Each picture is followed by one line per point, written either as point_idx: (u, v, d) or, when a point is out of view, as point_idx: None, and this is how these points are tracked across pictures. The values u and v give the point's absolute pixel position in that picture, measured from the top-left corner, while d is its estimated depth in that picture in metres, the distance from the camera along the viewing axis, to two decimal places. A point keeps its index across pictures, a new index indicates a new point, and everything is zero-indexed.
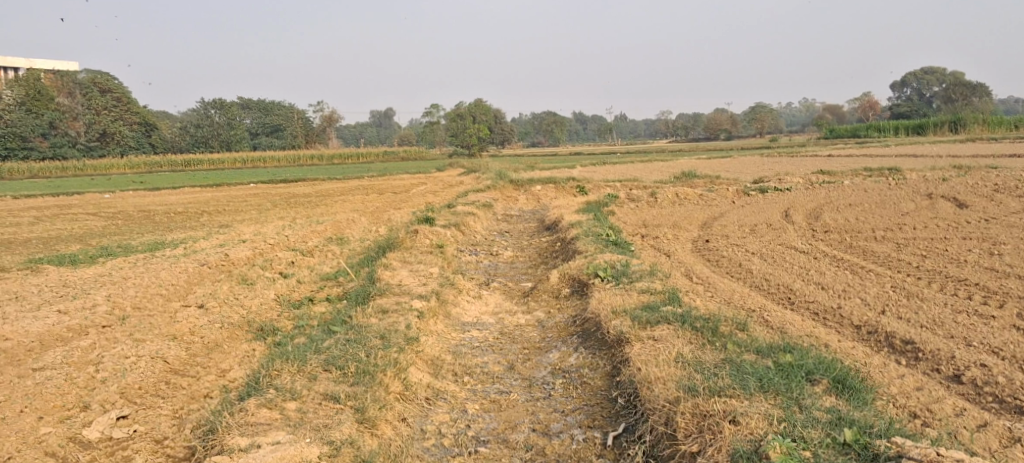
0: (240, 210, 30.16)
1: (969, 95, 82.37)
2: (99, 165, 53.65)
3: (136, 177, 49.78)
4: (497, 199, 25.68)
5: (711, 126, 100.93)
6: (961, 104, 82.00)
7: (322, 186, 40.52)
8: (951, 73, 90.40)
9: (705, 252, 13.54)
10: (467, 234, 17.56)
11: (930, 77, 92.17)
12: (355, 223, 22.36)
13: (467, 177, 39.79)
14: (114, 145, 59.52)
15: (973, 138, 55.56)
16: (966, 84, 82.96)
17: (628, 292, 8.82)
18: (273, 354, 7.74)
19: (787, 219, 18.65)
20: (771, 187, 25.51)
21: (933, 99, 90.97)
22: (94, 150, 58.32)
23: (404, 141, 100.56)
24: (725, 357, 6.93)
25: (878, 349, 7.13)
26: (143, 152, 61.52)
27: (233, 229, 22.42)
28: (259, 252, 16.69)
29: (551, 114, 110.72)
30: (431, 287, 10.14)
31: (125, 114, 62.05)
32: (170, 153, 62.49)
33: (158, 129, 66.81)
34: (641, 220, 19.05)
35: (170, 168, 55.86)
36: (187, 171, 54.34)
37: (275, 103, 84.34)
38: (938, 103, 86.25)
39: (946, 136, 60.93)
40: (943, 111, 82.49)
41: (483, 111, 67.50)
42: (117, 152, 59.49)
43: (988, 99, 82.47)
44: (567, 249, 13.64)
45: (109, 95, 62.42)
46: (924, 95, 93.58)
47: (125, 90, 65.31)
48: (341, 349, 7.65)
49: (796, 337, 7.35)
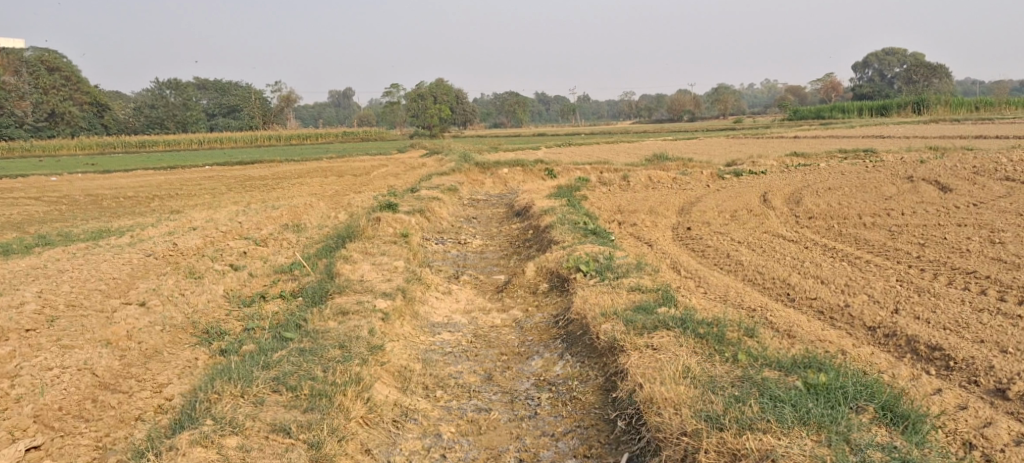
0: (195, 194, 28.85)
1: (927, 76, 83.37)
2: (48, 146, 51.58)
3: (87, 159, 47.97)
4: (463, 183, 24.74)
5: (674, 107, 100.80)
6: (920, 86, 82.84)
7: (281, 168, 39.19)
8: (910, 54, 91.09)
9: (687, 241, 12.79)
10: (434, 220, 16.62)
11: (890, 58, 92.83)
12: (315, 208, 21.29)
13: (431, 159, 38.72)
14: (64, 126, 57.34)
15: (934, 120, 55.87)
16: (926, 64, 83.67)
17: (616, 292, 8.01)
18: (216, 370, 6.78)
19: (766, 205, 18.02)
20: (744, 170, 24.92)
21: (892, 81, 91.74)
22: (43, 131, 56.26)
23: (365, 122, 98.94)
24: (736, 373, 6.16)
25: (912, 363, 6.45)
26: (95, 133, 59.70)
27: (185, 215, 21.16)
28: (211, 241, 15.57)
29: (513, 95, 109.75)
30: (397, 282, 9.19)
31: (76, 94, 59.78)
32: (123, 135, 60.41)
33: (110, 110, 64.52)
34: (614, 205, 18.27)
35: (124, 149, 53.92)
36: (143, 152, 52.57)
37: (232, 83, 82.14)
38: (899, 84, 86.94)
39: (907, 118, 61.29)
40: (903, 93, 83.17)
41: (445, 91, 66.29)
42: (68, 134, 57.54)
43: (947, 81, 83.32)
44: (541, 238, 12.77)
45: (58, 73, 60.18)
46: (884, 77, 94.23)
47: (74, 69, 63.04)
48: (295, 365, 6.71)
49: (810, 343, 6.67)
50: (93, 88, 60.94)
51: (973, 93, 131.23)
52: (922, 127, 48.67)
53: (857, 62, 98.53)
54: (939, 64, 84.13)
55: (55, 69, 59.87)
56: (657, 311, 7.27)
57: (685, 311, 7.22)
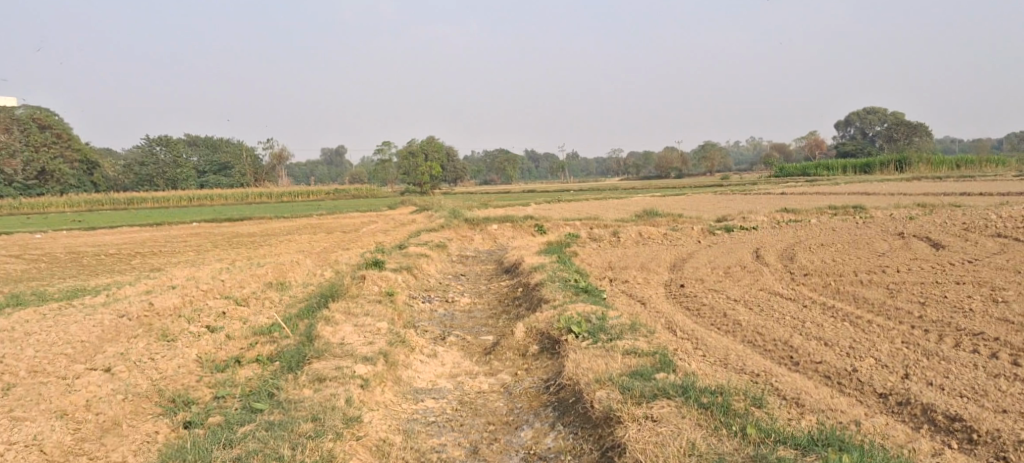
0: (179, 251, 28.37)
1: (910, 134, 84.22)
2: (35, 204, 51.16)
3: (74, 216, 47.55)
4: (452, 239, 24.37)
5: (662, 164, 101.37)
6: (904, 144, 83.63)
7: (268, 225, 38.80)
8: (893, 112, 92.17)
9: (682, 299, 12.35)
10: (420, 278, 16.17)
11: (872, 117, 93.89)
12: (300, 265, 20.82)
13: (419, 215, 38.41)
14: (53, 184, 56.99)
15: (920, 177, 56.14)
16: (906, 123, 84.53)
17: (610, 356, 7.56)
18: (177, 447, 6.29)
19: (760, 261, 17.67)
20: (736, 226, 24.65)
21: (876, 138, 92.69)
22: (32, 189, 55.98)
23: (355, 179, 99.04)
24: (747, 452, 5.80)
25: (933, 437, 6.09)
26: (84, 191, 59.41)
27: (167, 273, 20.67)
28: (190, 301, 15.07)
29: (502, 152, 110.31)
30: (379, 345, 8.71)
31: (66, 152, 59.59)
32: (111, 192, 60.06)
33: (99, 167, 64.27)
34: (605, 262, 17.89)
35: (112, 207, 53.52)
36: (132, 209, 52.19)
37: (222, 140, 82.17)
38: (881, 142, 87.75)
39: (893, 174, 61.59)
40: (887, 150, 83.92)
41: (435, 148, 66.38)
42: (56, 191, 57.24)
43: (929, 139, 84.17)
44: (531, 296, 12.33)
45: (48, 131, 60.10)
46: (867, 134, 95.20)
47: (65, 126, 63.01)
48: (262, 442, 6.23)
49: (823, 415, 6.29)
50: (84, 145, 60.85)
51: (956, 149, 132.68)
52: (908, 184, 48.83)
53: (842, 119, 99.58)
54: (922, 122, 85.02)
55: (45, 127, 59.79)
56: (654, 378, 6.83)
57: (684, 377, 6.79)
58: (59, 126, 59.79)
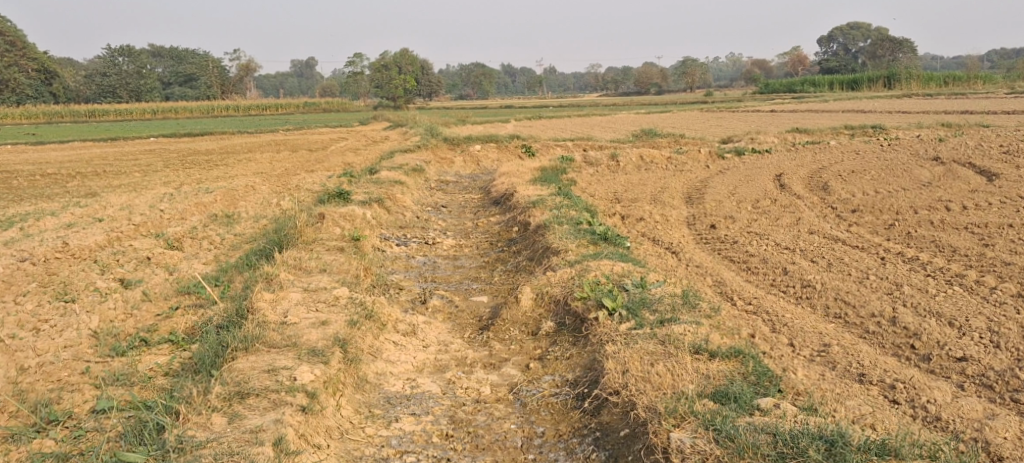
0: (125, 172, 25.47)
1: (893, 51, 81.62)
2: None
3: (30, 129, 44.23)
4: (430, 162, 21.70)
5: (641, 80, 97.92)
6: (887, 60, 81.05)
7: (231, 141, 35.80)
8: (876, 27, 89.20)
9: (720, 246, 10.03)
10: (394, 213, 13.61)
11: (855, 32, 90.63)
12: (257, 192, 18.14)
13: (394, 132, 35.48)
14: (9, 94, 53.26)
15: (910, 94, 53.87)
16: (890, 38, 81.77)
17: (668, 367, 5.41)
18: None
19: (788, 192, 15.29)
20: (746, 148, 22.26)
21: (858, 55, 89.99)
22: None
23: (327, 93, 95.01)
24: None
25: None
26: (43, 102, 55.57)
27: (103, 200, 17.93)
28: (116, 238, 12.44)
29: (478, 66, 106.22)
30: (333, 325, 6.29)
31: (21, 61, 55.56)
32: (71, 104, 56.38)
33: (59, 76, 60.22)
34: (608, 193, 15.46)
35: (73, 119, 50.04)
36: (92, 122, 48.66)
37: (188, 49, 77.65)
38: (865, 58, 85.04)
39: (881, 92, 59.20)
40: (870, 66, 81.36)
41: (409, 61, 62.80)
42: (13, 101, 53.35)
43: (913, 56, 81.67)
44: (534, 244, 9.91)
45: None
46: (849, 50, 92.23)
47: (18, 32, 58.65)
48: None
49: None
50: (40, 54, 56.74)
51: (936, 67, 130.16)
52: (900, 102, 46.56)
53: (824, 36, 96.55)
54: (905, 39, 82.31)
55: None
56: (762, 425, 4.81)
57: (811, 427, 4.75)
58: (12, 33, 55.43)
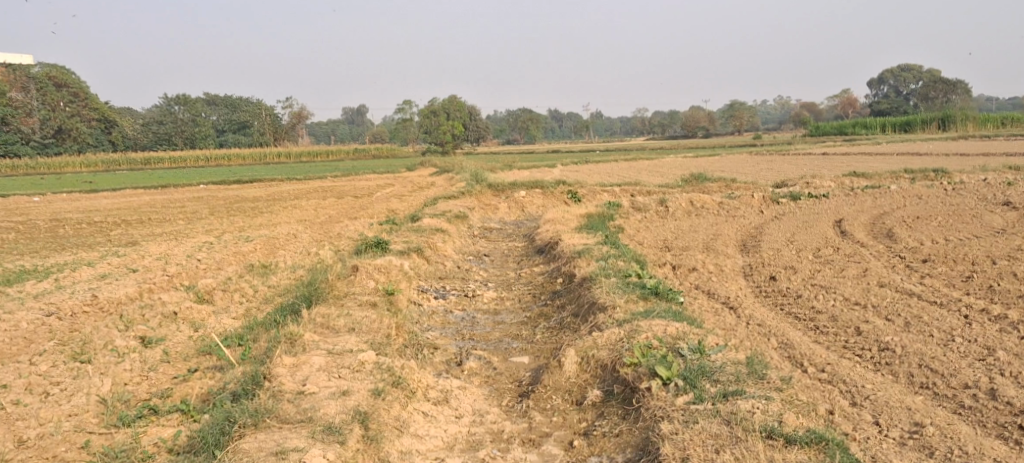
0: (172, 219, 25.54)
1: (946, 92, 79.66)
2: (53, 163, 49.15)
3: (88, 176, 45.20)
4: (473, 208, 21.21)
5: (688, 123, 97.10)
6: (940, 102, 79.10)
7: (279, 188, 35.94)
8: (927, 69, 87.45)
9: (781, 301, 9.26)
10: (434, 263, 13.07)
11: (906, 75, 88.92)
12: (297, 240, 17.80)
13: (440, 178, 35.26)
14: (71, 142, 54.78)
15: (966, 136, 52.22)
16: (942, 80, 79.93)
17: (734, 456, 4.73)
18: None
19: (849, 240, 14.38)
20: (802, 193, 21.36)
21: (910, 97, 88.16)
22: (49, 148, 53.58)
23: (376, 139, 95.98)
24: None
25: None
26: (104, 150, 56.82)
27: (145, 248, 17.80)
28: (149, 291, 12.10)
29: (525, 111, 106.56)
30: (354, 399, 5.70)
31: (82, 111, 57.17)
32: (129, 152, 57.69)
33: (119, 125, 61.84)
34: (658, 241, 14.74)
35: (130, 166, 51.09)
36: (148, 169, 49.52)
37: (242, 98, 79.20)
38: (917, 100, 83.16)
39: (936, 134, 57.52)
40: (922, 108, 79.48)
41: (456, 107, 63.03)
42: (75, 150, 54.72)
43: (967, 97, 79.62)
44: (579, 299, 9.24)
45: (63, 89, 57.46)
46: (899, 92, 90.37)
47: (81, 83, 60.56)
48: None
49: None
50: (101, 103, 58.32)
51: (992, 109, 126.73)
52: (957, 144, 45.05)
53: (874, 78, 94.86)
54: (959, 80, 80.32)
55: (61, 85, 57.19)
56: None
57: None
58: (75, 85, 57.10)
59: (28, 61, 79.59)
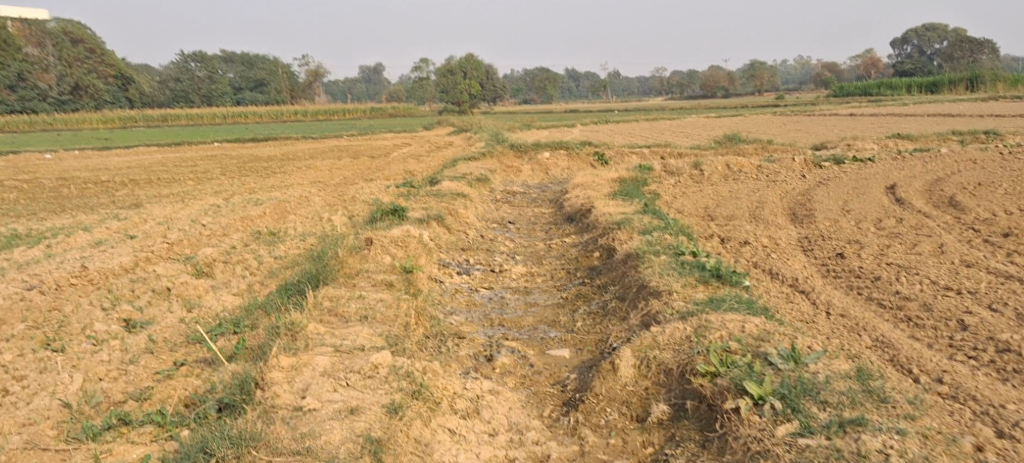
0: (181, 179, 24.48)
1: (973, 52, 77.05)
2: (70, 120, 48.28)
3: (104, 134, 44.25)
4: (495, 170, 19.96)
5: (709, 83, 94.74)
6: (966, 61, 76.51)
7: (293, 147, 34.78)
8: (955, 28, 84.68)
9: (857, 281, 8.06)
10: (456, 232, 11.94)
11: (930, 33, 86.23)
12: (309, 204, 16.66)
13: (458, 137, 33.99)
14: (88, 99, 53.82)
15: (998, 96, 50.19)
16: (970, 39, 77.25)
17: None
18: None
19: (909, 209, 13.05)
20: (846, 156, 19.93)
21: (935, 57, 85.56)
22: (65, 105, 52.60)
23: (393, 97, 94.49)
24: None
25: None
26: (121, 107, 55.55)
27: (149, 211, 16.75)
28: (144, 261, 10.99)
29: (543, 71, 104.50)
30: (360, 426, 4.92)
31: (98, 67, 56.05)
32: (145, 109, 56.62)
33: (135, 83, 60.75)
34: (699, 209, 13.52)
35: (146, 123, 50.09)
36: (164, 127, 48.40)
37: (257, 55, 77.67)
38: (942, 60, 80.62)
39: (966, 94, 55.44)
40: (947, 69, 77.00)
41: (474, 65, 61.46)
42: (91, 107, 53.64)
43: (995, 57, 77.03)
44: (624, 280, 8.08)
45: (79, 46, 56.07)
46: (925, 52, 87.67)
47: (97, 40, 59.37)
48: None
49: None
50: (117, 59, 57.05)
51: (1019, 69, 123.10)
52: (991, 105, 43.19)
53: (899, 38, 92.03)
54: (986, 39, 77.59)
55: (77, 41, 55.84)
56: None
57: None
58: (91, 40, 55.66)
59: (43, 16, 78.27)
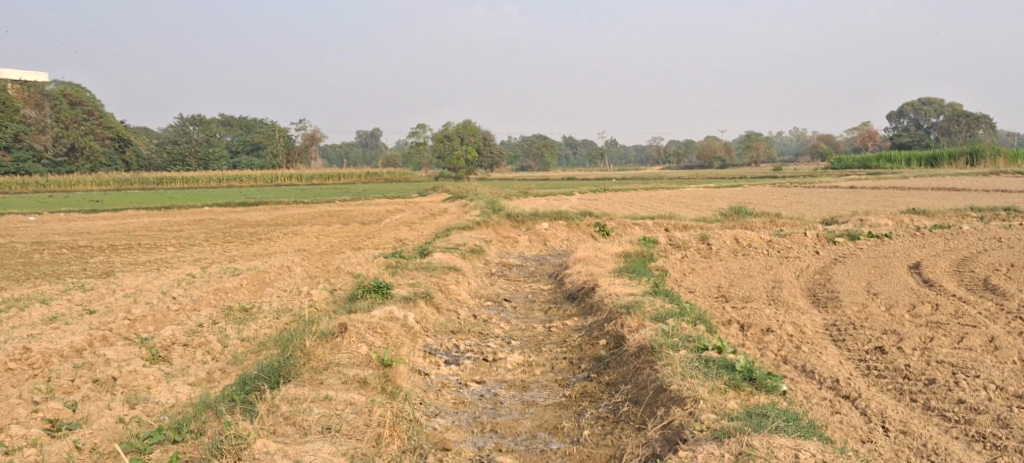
0: (164, 244, 23.41)
1: (967, 127, 77.13)
2: (63, 181, 47.47)
3: (96, 196, 43.37)
4: (490, 240, 18.97)
5: (705, 153, 94.72)
6: (961, 136, 76.51)
7: (284, 212, 33.86)
8: (949, 103, 85.10)
9: (908, 385, 7.01)
10: (446, 311, 10.84)
11: (924, 108, 86.62)
12: (291, 275, 15.58)
13: (454, 204, 33.13)
14: (84, 161, 53.14)
15: (996, 171, 49.77)
16: (964, 114, 77.42)
17: None
18: None
19: (939, 292, 12.03)
20: (860, 231, 19.01)
21: (931, 131, 85.81)
22: (61, 167, 51.95)
23: (391, 163, 94.25)
24: None
25: None
26: (116, 169, 54.95)
27: (120, 281, 15.65)
28: (97, 341, 9.84)
29: (541, 138, 104.66)
30: None
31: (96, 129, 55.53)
32: (141, 171, 55.93)
33: (132, 145, 60.22)
34: (711, 288, 12.47)
35: (141, 186, 49.28)
36: (158, 189, 47.70)
37: (256, 119, 77.49)
38: (936, 135, 80.73)
39: (963, 169, 55.07)
40: (942, 143, 76.97)
41: (471, 132, 61.30)
42: (87, 169, 52.97)
43: (989, 132, 77.15)
44: (636, 378, 7.02)
45: (79, 108, 55.60)
46: (920, 126, 87.89)
47: (97, 103, 59.05)
48: None
49: None
50: (116, 122, 56.54)
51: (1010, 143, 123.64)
52: (993, 180, 42.63)
53: (894, 112, 92.50)
54: (980, 115, 77.78)
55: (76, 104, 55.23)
56: None
57: None
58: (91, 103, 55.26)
59: (42, 78, 78.25)
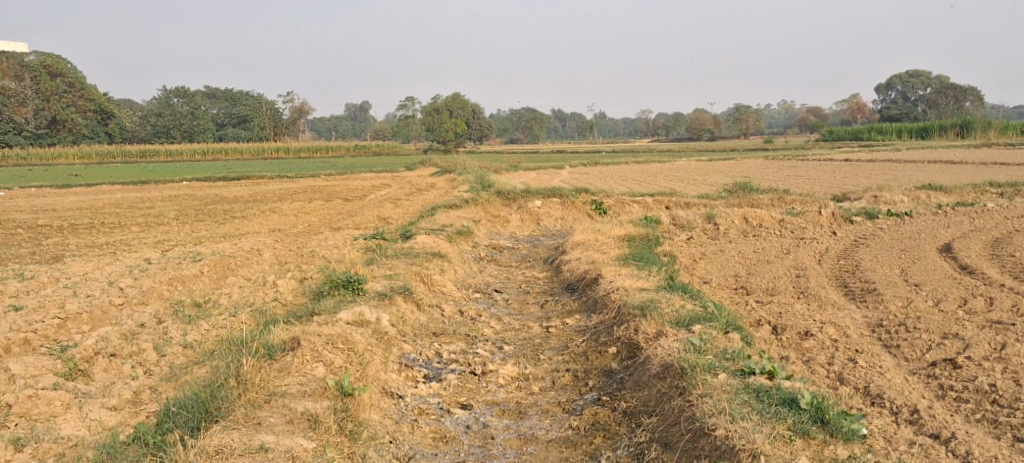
0: (131, 223, 21.78)
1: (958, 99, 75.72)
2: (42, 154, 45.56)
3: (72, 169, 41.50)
4: (478, 220, 17.48)
5: (694, 126, 93.05)
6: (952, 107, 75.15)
7: (264, 186, 32.16)
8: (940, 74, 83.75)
9: (1003, 414, 5.55)
10: (427, 307, 9.34)
11: (914, 80, 85.20)
12: (259, 260, 14.03)
13: (442, 178, 31.59)
14: (65, 133, 51.09)
15: (994, 143, 48.31)
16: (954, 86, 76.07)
17: None
18: None
19: (986, 282, 10.58)
20: (877, 210, 17.55)
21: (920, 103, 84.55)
22: (42, 139, 50.03)
23: (377, 136, 92.32)
24: None
25: None
26: (98, 142, 52.95)
27: (68, 267, 14.04)
28: (13, 349, 8.29)
29: (531, 110, 102.81)
30: None
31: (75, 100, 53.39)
32: (122, 143, 53.92)
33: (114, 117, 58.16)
34: (729, 278, 10.99)
35: (123, 160, 47.36)
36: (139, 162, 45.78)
37: (240, 90, 75.31)
38: (927, 108, 79.30)
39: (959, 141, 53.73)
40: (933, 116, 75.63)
41: (460, 104, 59.57)
42: (68, 142, 50.94)
43: (980, 104, 75.85)
44: (670, 412, 5.61)
45: (59, 79, 53.62)
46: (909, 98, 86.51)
47: (77, 74, 56.89)
48: None
49: None
50: (96, 92, 54.40)
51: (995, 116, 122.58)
52: (994, 152, 41.22)
53: (884, 85, 91.22)
54: (972, 87, 76.32)
55: (56, 74, 53.21)
56: None
57: None
58: (71, 73, 53.32)
59: (19, 49, 75.55)
